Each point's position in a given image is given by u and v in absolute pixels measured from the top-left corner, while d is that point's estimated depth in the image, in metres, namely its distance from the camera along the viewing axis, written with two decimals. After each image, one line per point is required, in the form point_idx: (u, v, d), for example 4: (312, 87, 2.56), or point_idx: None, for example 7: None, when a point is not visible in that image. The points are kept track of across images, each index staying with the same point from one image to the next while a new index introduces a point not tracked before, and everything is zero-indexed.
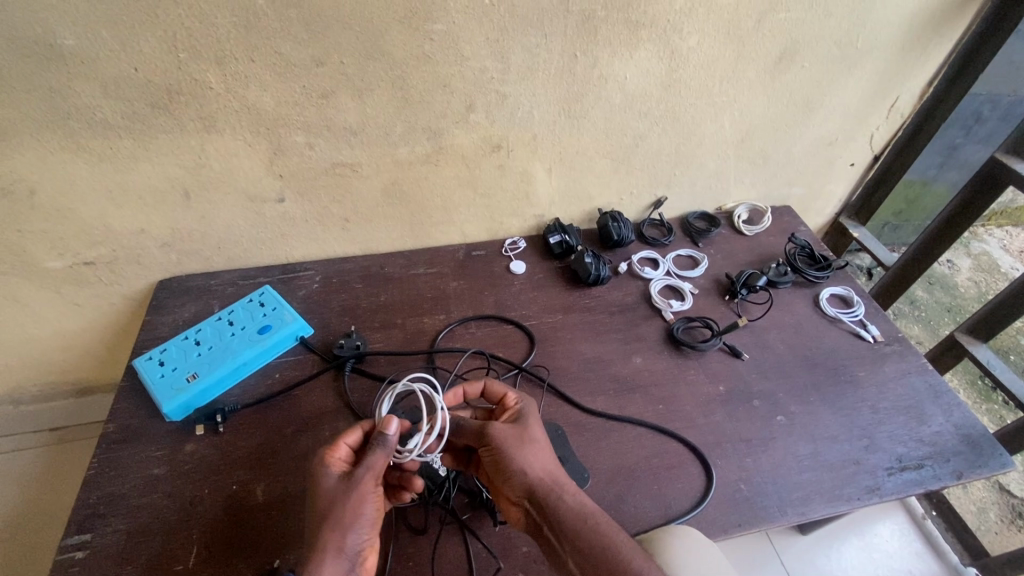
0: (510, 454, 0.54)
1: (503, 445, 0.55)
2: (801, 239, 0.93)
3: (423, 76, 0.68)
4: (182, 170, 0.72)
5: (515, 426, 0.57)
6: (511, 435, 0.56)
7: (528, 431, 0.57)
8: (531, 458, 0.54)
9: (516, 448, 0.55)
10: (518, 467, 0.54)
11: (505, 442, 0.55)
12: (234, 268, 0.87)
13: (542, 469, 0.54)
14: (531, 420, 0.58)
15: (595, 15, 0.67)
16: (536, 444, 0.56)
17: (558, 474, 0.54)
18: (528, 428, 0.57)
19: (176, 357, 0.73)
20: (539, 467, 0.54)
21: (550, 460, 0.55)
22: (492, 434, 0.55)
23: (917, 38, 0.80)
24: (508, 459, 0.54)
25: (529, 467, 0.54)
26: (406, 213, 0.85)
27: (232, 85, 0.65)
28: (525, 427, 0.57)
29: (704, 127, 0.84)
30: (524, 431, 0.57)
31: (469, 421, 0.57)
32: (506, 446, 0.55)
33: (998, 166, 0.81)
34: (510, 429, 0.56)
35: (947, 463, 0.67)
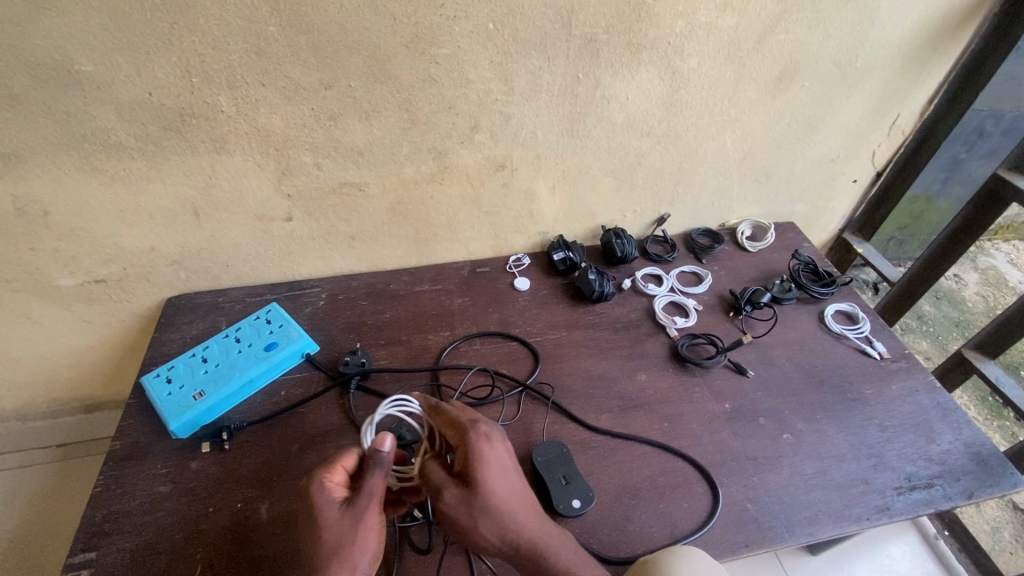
0: (469, 527, 0.51)
1: (457, 520, 0.51)
2: (804, 255, 0.93)
3: (429, 98, 0.70)
4: (193, 190, 0.73)
5: (467, 492, 0.52)
6: (464, 507, 0.51)
7: (482, 495, 0.51)
8: (489, 527, 0.52)
9: (472, 521, 0.51)
10: (480, 539, 0.52)
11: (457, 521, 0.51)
12: (242, 285, 0.88)
13: (506, 531, 0.52)
14: (484, 482, 0.52)
15: (597, 38, 0.68)
16: (496, 501, 0.52)
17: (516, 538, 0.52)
18: (480, 496, 0.52)
19: (183, 374, 0.73)
20: (501, 532, 0.52)
21: (512, 516, 0.52)
22: (445, 510, 0.51)
23: (916, 57, 0.81)
24: (468, 531, 0.52)
25: (490, 535, 0.52)
26: (412, 231, 0.87)
27: (242, 108, 0.66)
28: (479, 486, 0.52)
29: (706, 146, 0.85)
30: (479, 492, 0.51)
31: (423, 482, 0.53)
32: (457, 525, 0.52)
33: (1001, 182, 0.80)
34: (463, 497, 0.51)
35: (957, 482, 0.66)
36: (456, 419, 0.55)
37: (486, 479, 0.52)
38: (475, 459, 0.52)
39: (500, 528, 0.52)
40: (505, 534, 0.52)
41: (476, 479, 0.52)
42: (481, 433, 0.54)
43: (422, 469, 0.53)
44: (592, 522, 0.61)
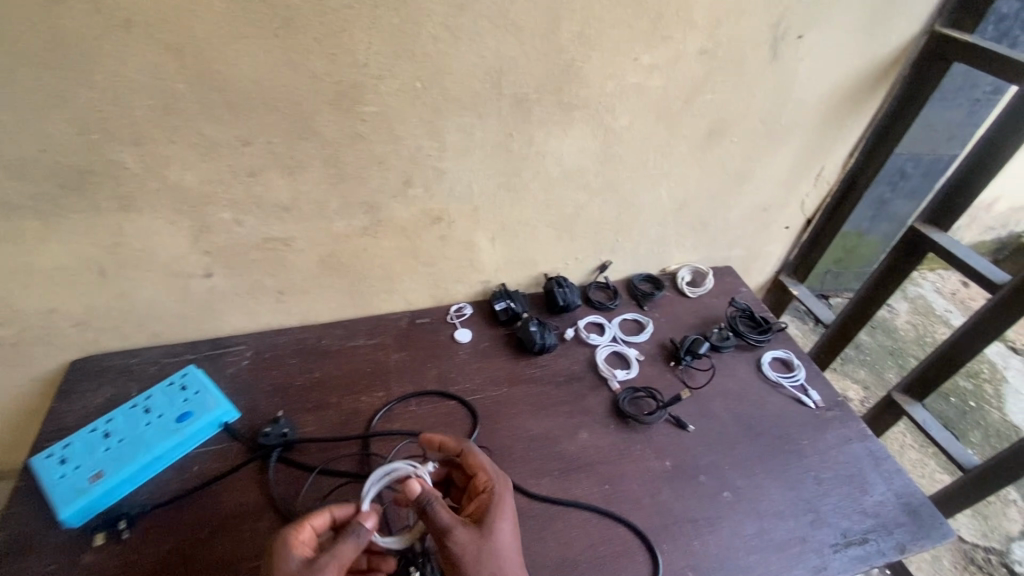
0: (472, 569, 0.50)
1: (465, 560, 0.51)
2: (741, 303, 0.94)
3: (357, 154, 0.68)
4: (98, 249, 0.68)
5: (481, 532, 0.53)
6: (472, 543, 0.52)
7: (493, 534, 0.53)
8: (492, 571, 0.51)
9: (480, 565, 0.51)
10: None
11: (465, 561, 0.51)
12: (158, 344, 0.82)
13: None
14: (498, 519, 0.54)
15: (528, 97, 0.68)
16: (506, 551, 0.52)
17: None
18: (494, 534, 0.53)
19: (79, 453, 0.66)
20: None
21: (513, 568, 0.52)
22: (455, 547, 0.51)
23: (834, 116, 0.85)
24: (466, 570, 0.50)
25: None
26: (345, 283, 0.83)
27: (151, 165, 0.62)
28: (493, 528, 0.53)
29: (643, 197, 0.86)
30: (490, 535, 0.53)
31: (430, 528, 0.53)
32: (467, 564, 0.51)
33: (918, 235, 0.86)
34: (474, 537, 0.52)
35: (891, 536, 0.67)
36: (476, 467, 0.59)
37: (500, 523, 0.54)
38: (494, 506, 0.55)
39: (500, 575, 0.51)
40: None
41: (491, 521, 0.54)
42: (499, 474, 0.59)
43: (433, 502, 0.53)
44: None
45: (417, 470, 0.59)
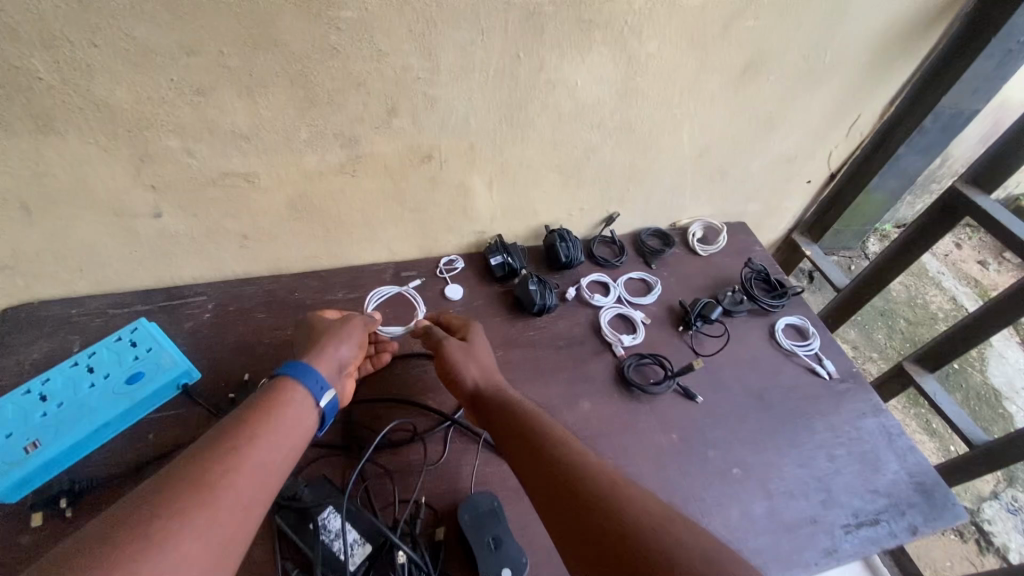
0: (461, 364, 0.62)
1: (452, 354, 0.62)
2: (757, 264, 0.87)
3: (331, 73, 0.56)
4: (14, 180, 0.56)
5: (466, 343, 0.64)
6: (461, 349, 0.63)
7: (475, 346, 0.64)
8: (476, 366, 0.62)
9: (462, 362, 0.62)
10: (464, 374, 0.61)
11: (451, 354, 0.62)
12: (104, 293, 0.71)
13: (487, 375, 0.62)
14: (480, 340, 0.66)
15: (540, 10, 0.56)
16: (485, 359, 0.63)
17: (497, 382, 0.61)
18: (476, 346, 0.64)
19: (10, 418, 0.58)
20: (482, 374, 0.62)
21: (495, 370, 0.63)
22: (446, 349, 0.63)
23: (883, 55, 0.74)
24: (456, 366, 0.62)
25: (472, 372, 0.61)
26: (320, 229, 0.72)
27: (69, 75, 0.49)
28: (478, 345, 0.65)
29: (662, 141, 0.76)
30: (473, 347, 0.64)
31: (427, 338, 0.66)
32: (452, 357, 0.62)
33: (958, 197, 0.78)
34: (460, 344, 0.64)
35: (903, 516, 0.64)
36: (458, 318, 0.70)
37: (479, 342, 0.65)
38: (474, 335, 0.66)
39: (483, 371, 0.62)
40: (486, 380, 0.61)
41: (473, 341, 0.65)
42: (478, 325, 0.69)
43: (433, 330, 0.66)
44: None
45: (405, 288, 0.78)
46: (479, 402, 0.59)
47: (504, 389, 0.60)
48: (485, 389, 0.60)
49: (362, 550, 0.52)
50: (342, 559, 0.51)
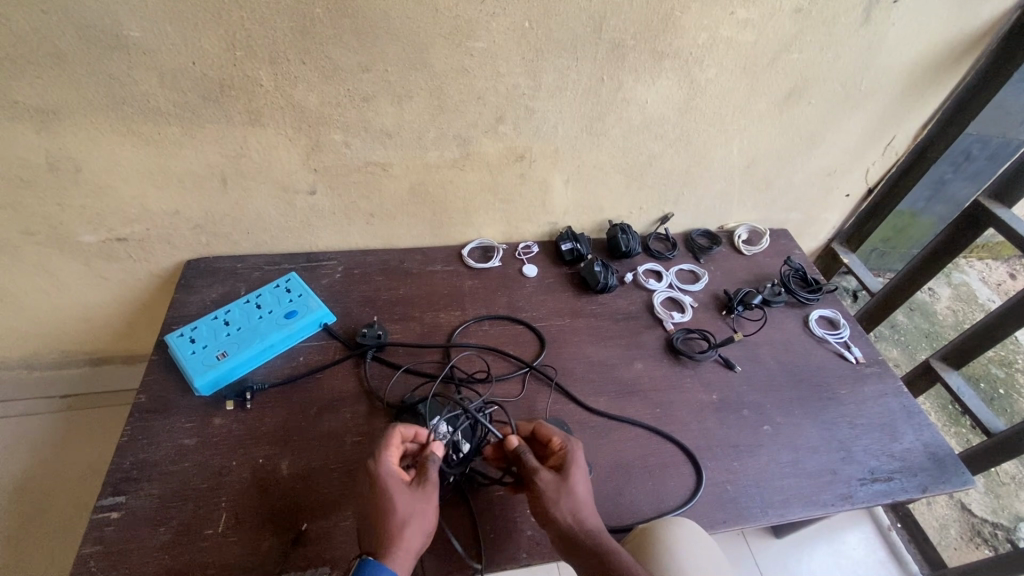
0: (552, 502, 0.58)
1: (546, 492, 0.59)
2: (795, 263, 0.99)
3: (460, 88, 0.73)
4: (223, 158, 0.76)
5: (558, 475, 0.60)
6: (554, 486, 0.59)
7: (571, 484, 0.59)
8: (565, 509, 0.58)
9: (554, 499, 0.58)
10: (555, 514, 0.58)
11: (546, 491, 0.59)
12: (260, 253, 0.91)
13: (578, 516, 0.58)
14: (575, 472, 0.61)
15: (625, 43, 0.72)
16: (580, 510, 0.58)
17: (586, 517, 0.58)
18: (570, 480, 0.60)
19: (206, 334, 0.77)
20: (574, 515, 0.58)
21: (589, 509, 0.59)
22: (538, 481, 0.59)
23: (915, 84, 0.86)
24: (549, 508, 0.58)
25: (563, 515, 0.58)
26: (428, 212, 0.90)
27: (280, 83, 0.69)
28: (572, 480, 0.60)
29: (715, 151, 0.89)
30: (570, 482, 0.59)
31: (524, 460, 0.61)
32: (545, 493, 0.58)
33: (981, 210, 0.89)
34: (555, 478, 0.60)
35: (915, 477, 0.74)
36: (553, 438, 0.64)
37: (574, 455, 0.62)
38: (573, 459, 0.62)
39: (574, 514, 0.58)
40: (577, 519, 0.58)
41: (567, 472, 0.60)
42: (571, 437, 0.65)
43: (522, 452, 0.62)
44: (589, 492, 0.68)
45: (497, 245, 0.97)
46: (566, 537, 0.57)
47: (592, 530, 0.57)
48: (572, 528, 0.57)
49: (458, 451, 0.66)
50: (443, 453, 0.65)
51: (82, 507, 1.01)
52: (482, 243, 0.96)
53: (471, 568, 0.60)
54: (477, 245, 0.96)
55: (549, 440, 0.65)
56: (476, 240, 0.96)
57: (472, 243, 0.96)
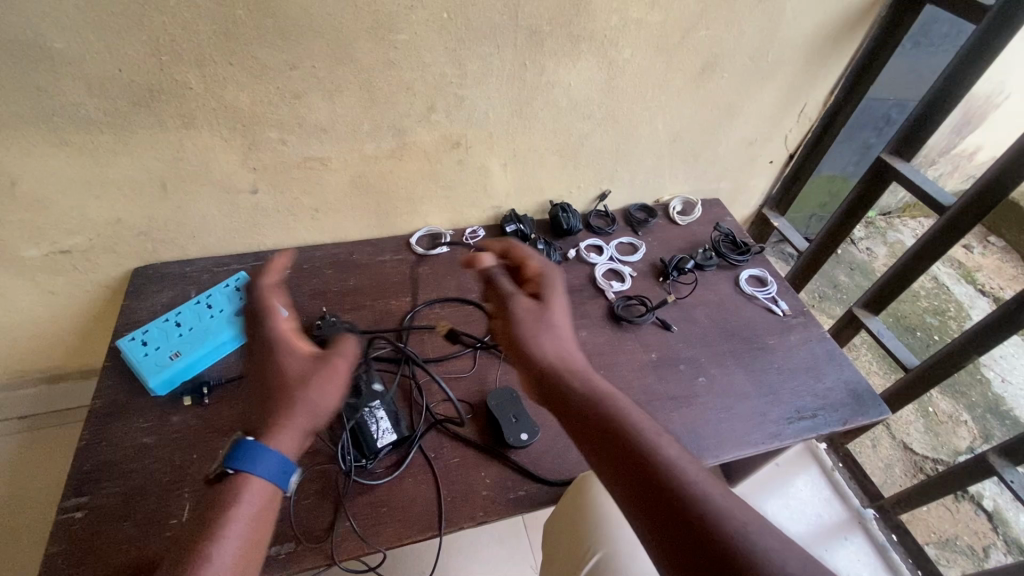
0: (524, 329, 0.61)
1: (521, 319, 0.62)
2: (725, 229, 1.06)
3: (389, 80, 0.76)
4: (161, 164, 0.77)
5: (537, 305, 0.63)
6: (534, 314, 0.62)
7: (550, 314, 0.62)
8: (546, 337, 0.60)
9: (531, 326, 0.61)
10: (534, 341, 0.60)
11: (521, 317, 0.62)
12: (208, 256, 0.92)
13: (556, 348, 0.60)
14: (553, 298, 0.64)
15: (541, 29, 0.77)
16: (559, 340, 0.61)
17: (565, 354, 0.60)
18: (549, 311, 0.63)
19: (158, 336, 0.78)
20: (556, 346, 0.60)
21: (568, 344, 0.61)
22: (514, 307, 0.63)
23: (817, 53, 0.93)
24: (525, 333, 0.61)
25: (538, 342, 0.60)
26: (373, 203, 0.92)
27: (210, 86, 0.71)
28: (551, 306, 0.63)
29: (641, 128, 0.95)
30: (546, 313, 0.62)
31: (499, 284, 0.66)
32: (524, 320, 0.62)
33: (885, 165, 0.98)
34: (535, 306, 0.63)
35: (836, 412, 0.81)
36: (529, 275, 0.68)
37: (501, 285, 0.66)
38: (550, 287, 0.66)
39: (552, 346, 0.60)
40: (553, 353, 0.59)
41: (545, 302, 0.64)
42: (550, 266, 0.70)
43: (497, 276, 0.67)
44: (539, 450, 0.73)
45: (444, 232, 1.00)
46: (546, 372, 0.58)
47: (573, 365, 0.58)
48: (554, 363, 0.58)
49: (391, 437, 0.70)
50: (378, 441, 0.69)
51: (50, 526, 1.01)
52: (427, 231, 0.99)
53: (431, 530, 0.64)
54: (424, 232, 0.99)
55: (525, 269, 0.69)
56: (424, 228, 1.00)
57: (419, 232, 0.99)
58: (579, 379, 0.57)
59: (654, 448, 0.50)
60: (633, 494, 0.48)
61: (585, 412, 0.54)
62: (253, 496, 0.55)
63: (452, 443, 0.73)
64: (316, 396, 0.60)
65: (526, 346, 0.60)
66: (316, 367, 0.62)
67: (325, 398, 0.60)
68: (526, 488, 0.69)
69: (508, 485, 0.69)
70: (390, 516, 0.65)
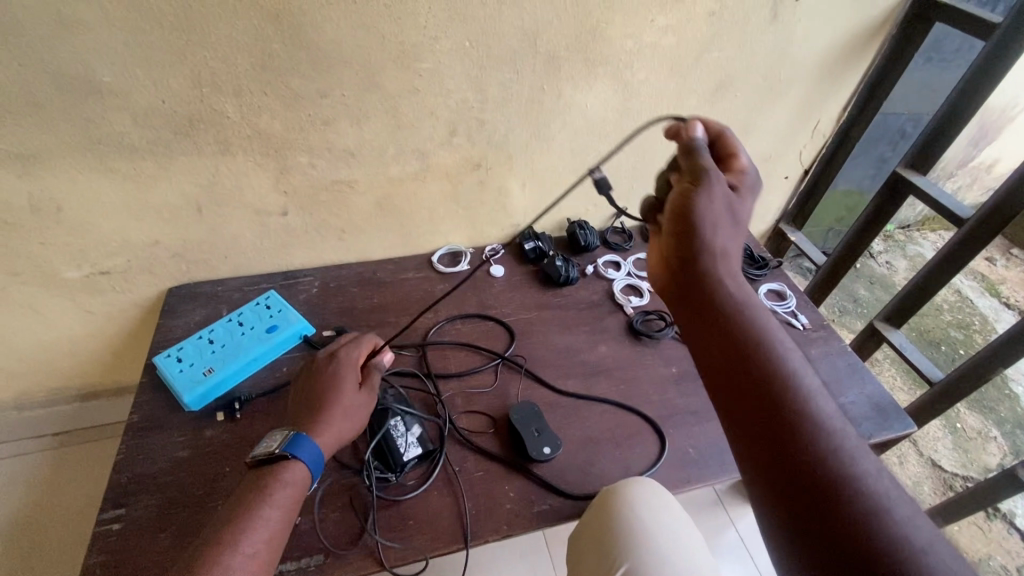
0: (705, 226, 0.54)
1: (704, 200, 0.54)
2: (742, 244, 1.07)
3: (414, 106, 0.80)
4: (197, 188, 0.81)
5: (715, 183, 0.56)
6: (719, 192, 0.55)
7: (736, 205, 0.56)
8: (719, 233, 0.54)
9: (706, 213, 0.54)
10: (710, 239, 0.54)
11: (704, 202, 0.54)
12: (239, 275, 0.96)
13: (724, 252, 0.54)
14: (744, 198, 0.59)
15: (559, 55, 0.80)
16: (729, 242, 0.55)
17: (728, 256, 0.54)
18: (735, 201, 0.57)
19: (192, 353, 0.82)
20: (724, 250, 0.54)
21: (733, 248, 0.55)
22: (700, 173, 0.56)
23: (829, 71, 0.95)
24: (700, 224, 0.54)
25: (715, 241, 0.54)
26: (396, 223, 0.95)
27: (246, 114, 0.75)
28: (738, 203, 0.57)
29: (656, 146, 0.97)
30: (729, 213, 0.56)
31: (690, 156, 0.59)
32: (705, 204, 0.54)
33: (901, 179, 0.99)
34: (701, 183, 0.56)
35: (860, 426, 0.81)
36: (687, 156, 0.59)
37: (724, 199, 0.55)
38: (738, 186, 0.60)
39: (724, 251, 0.54)
40: (713, 248, 0.54)
41: (726, 185, 0.57)
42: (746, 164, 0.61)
43: (692, 141, 0.60)
44: (562, 464, 0.74)
45: (465, 250, 1.03)
46: (699, 262, 0.54)
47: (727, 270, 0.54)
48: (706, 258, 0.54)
49: (416, 450, 0.72)
50: (403, 454, 0.71)
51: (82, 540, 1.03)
52: (449, 249, 1.02)
53: (456, 542, 0.65)
54: (445, 250, 1.02)
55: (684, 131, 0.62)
56: (445, 246, 1.02)
57: (440, 250, 1.02)
58: (739, 317, 0.51)
59: (806, 410, 0.46)
60: (768, 459, 0.45)
61: (734, 313, 0.51)
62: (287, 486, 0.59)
63: (477, 457, 0.74)
64: (359, 415, 0.67)
65: (694, 233, 0.54)
66: (366, 392, 0.69)
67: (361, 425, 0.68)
68: (550, 502, 0.70)
69: (533, 499, 0.70)
70: (417, 529, 0.66)
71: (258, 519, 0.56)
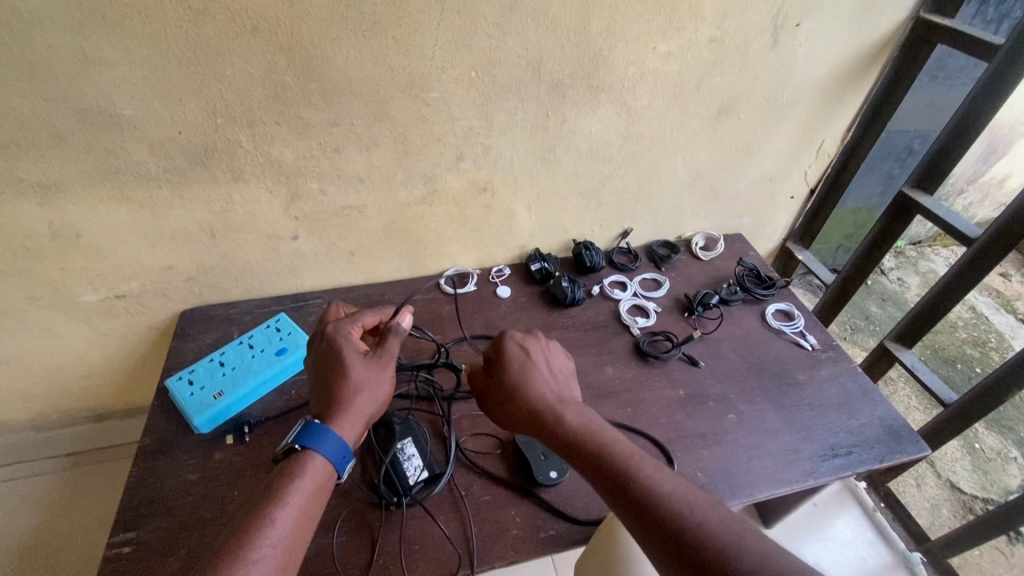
0: (518, 388, 0.66)
1: (510, 377, 0.67)
2: (749, 263, 1.07)
3: (421, 134, 0.82)
4: (211, 214, 0.83)
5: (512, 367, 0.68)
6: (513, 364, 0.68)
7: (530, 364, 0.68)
8: (532, 386, 0.66)
9: (518, 386, 0.66)
10: (530, 393, 0.65)
11: (508, 376, 0.67)
12: (250, 298, 0.97)
13: (547, 396, 0.65)
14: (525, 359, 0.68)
15: (562, 82, 0.81)
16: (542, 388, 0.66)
17: (550, 399, 0.65)
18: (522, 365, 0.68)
19: (203, 376, 0.83)
20: (542, 398, 0.65)
21: (542, 388, 0.66)
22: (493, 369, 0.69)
23: (832, 93, 0.96)
24: (517, 391, 0.66)
25: (537, 392, 0.65)
26: (404, 246, 0.97)
27: (259, 144, 0.77)
28: (525, 365, 0.68)
29: (661, 169, 0.98)
30: (523, 374, 0.67)
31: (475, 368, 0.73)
32: (507, 381, 0.67)
33: (908, 199, 0.99)
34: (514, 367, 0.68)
35: (872, 449, 0.80)
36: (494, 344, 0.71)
37: (542, 362, 0.69)
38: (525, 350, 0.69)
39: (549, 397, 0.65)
40: (541, 397, 0.65)
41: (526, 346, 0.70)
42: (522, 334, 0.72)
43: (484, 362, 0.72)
44: (569, 488, 0.73)
45: (472, 271, 1.04)
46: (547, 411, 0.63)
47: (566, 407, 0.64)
48: (546, 405, 0.64)
49: (422, 474, 0.71)
50: (409, 479, 0.70)
51: (91, 562, 1.03)
52: (456, 270, 1.03)
53: (463, 568, 0.65)
54: (453, 271, 1.03)
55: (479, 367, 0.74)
56: (453, 267, 1.04)
57: (448, 271, 1.03)
58: (591, 440, 0.59)
59: (643, 488, 0.53)
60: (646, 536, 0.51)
61: (582, 439, 0.60)
62: (310, 474, 0.58)
63: (483, 481, 0.74)
64: (375, 390, 0.65)
65: (518, 392, 0.66)
66: (377, 364, 0.66)
67: (382, 401, 0.65)
68: (556, 527, 0.69)
69: (539, 524, 0.70)
70: (423, 555, 0.66)
71: (278, 514, 0.54)
